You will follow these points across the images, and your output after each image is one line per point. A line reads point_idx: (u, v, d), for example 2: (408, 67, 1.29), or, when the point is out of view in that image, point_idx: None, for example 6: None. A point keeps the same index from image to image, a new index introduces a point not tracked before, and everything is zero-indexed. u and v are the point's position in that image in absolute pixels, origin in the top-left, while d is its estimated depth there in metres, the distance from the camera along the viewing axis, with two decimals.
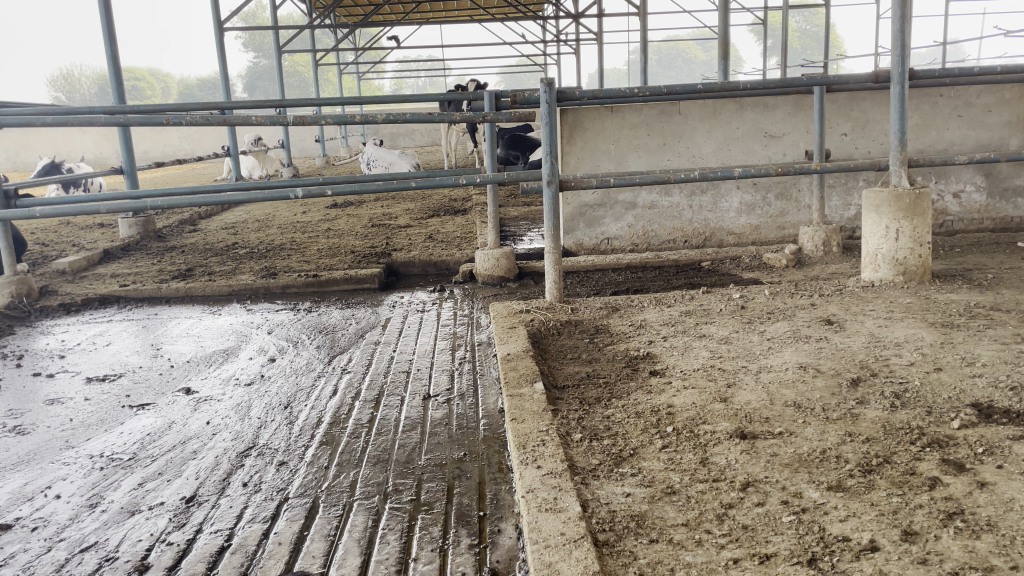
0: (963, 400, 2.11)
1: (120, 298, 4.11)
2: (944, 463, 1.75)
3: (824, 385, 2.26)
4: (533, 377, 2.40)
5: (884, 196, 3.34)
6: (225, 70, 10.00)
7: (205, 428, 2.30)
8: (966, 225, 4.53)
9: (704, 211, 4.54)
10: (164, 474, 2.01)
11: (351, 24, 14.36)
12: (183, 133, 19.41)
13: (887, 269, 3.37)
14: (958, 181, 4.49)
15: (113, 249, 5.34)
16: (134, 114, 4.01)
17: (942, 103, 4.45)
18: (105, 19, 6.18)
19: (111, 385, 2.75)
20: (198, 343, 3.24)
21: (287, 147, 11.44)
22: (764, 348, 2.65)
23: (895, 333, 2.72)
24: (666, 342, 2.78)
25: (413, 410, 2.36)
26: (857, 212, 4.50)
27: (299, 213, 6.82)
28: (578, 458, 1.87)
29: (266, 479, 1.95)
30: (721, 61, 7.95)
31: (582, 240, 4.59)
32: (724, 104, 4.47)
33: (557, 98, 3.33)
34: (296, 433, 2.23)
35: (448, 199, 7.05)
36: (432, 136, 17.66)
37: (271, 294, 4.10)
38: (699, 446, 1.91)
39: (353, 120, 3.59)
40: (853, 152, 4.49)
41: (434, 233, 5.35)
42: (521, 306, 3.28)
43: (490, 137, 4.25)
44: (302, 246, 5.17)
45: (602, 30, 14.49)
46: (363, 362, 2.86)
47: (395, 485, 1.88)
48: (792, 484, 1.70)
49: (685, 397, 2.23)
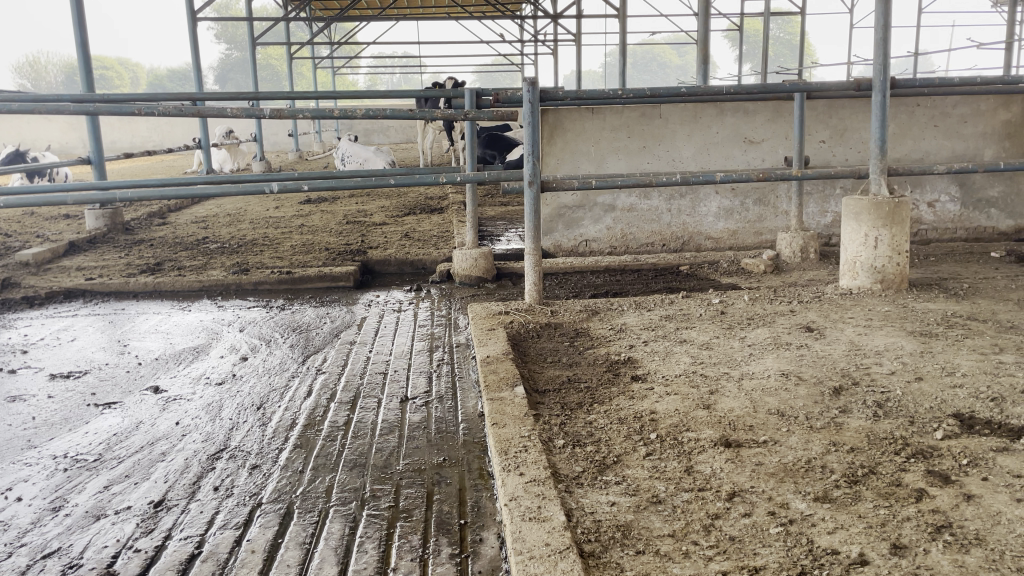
0: (944, 410, 2.10)
1: (86, 292, 3.99)
2: (930, 474, 1.74)
3: (806, 393, 2.24)
4: (514, 381, 2.35)
5: (864, 204, 3.35)
6: (198, 61, 9.83)
7: (174, 429, 2.22)
8: (939, 234, 4.58)
9: (683, 215, 4.53)
10: (131, 477, 1.93)
11: (328, 18, 14.19)
12: (152, 124, 19.09)
13: (865, 277, 3.38)
14: (933, 190, 4.53)
15: (79, 241, 5.20)
16: (105, 102, 3.89)
17: (919, 113, 4.48)
18: (75, 6, 6.02)
19: (76, 383, 2.66)
20: (167, 340, 3.15)
21: (261, 141, 11.28)
22: (745, 354, 2.63)
23: (875, 342, 2.72)
24: (647, 346, 2.76)
25: (391, 412, 2.31)
26: (834, 219, 4.52)
27: (271, 208, 6.71)
28: (561, 465, 1.83)
29: (238, 483, 1.89)
30: (700, 65, 7.94)
31: (560, 241, 4.56)
32: (704, 108, 4.46)
33: (540, 98, 3.29)
34: (270, 435, 2.17)
35: (424, 197, 6.99)
36: (406, 133, 17.55)
37: (243, 290, 4.01)
38: (683, 454, 1.88)
39: (331, 115, 3.49)
40: (830, 160, 4.51)
41: (409, 232, 5.29)
42: (500, 308, 3.24)
43: (469, 135, 4.19)
44: (275, 242, 5.08)
45: (580, 31, 14.47)
46: (338, 362, 2.80)
47: (373, 491, 1.82)
48: (778, 494, 1.67)
49: (668, 403, 2.20)
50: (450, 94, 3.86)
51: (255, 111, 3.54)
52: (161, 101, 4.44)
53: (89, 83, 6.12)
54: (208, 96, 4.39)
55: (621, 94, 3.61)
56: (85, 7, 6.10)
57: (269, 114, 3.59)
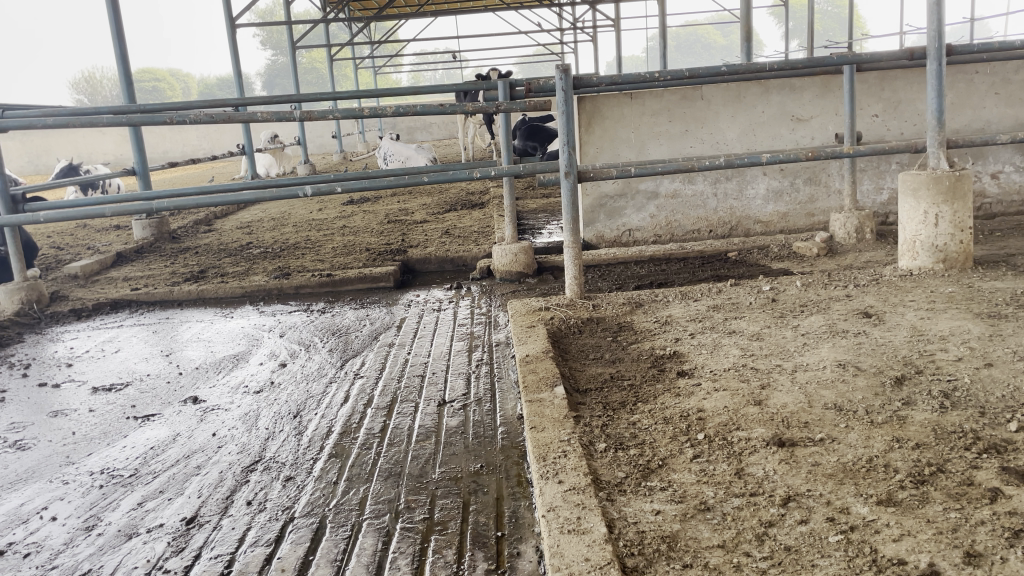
0: (1018, 399, 1.95)
1: (132, 302, 4.03)
2: (1004, 472, 1.60)
3: (866, 386, 2.10)
4: (554, 380, 2.27)
5: (922, 179, 3.16)
6: (239, 69, 9.94)
7: (210, 441, 2.19)
8: (1005, 207, 4.33)
9: (730, 199, 4.37)
10: (165, 492, 1.90)
11: (365, 18, 14.22)
12: (201, 133, 19.48)
13: (926, 257, 3.20)
14: (996, 161, 4.29)
15: (126, 251, 5.27)
16: (141, 113, 3.92)
17: (978, 80, 4.24)
18: (113, 20, 6.12)
19: (117, 395, 2.65)
20: (208, 348, 3.14)
21: (305, 144, 11.35)
22: (799, 344, 2.50)
23: (939, 326, 2.55)
24: (694, 339, 2.64)
25: (428, 418, 2.24)
26: (890, 197, 4.32)
27: (315, 211, 6.73)
28: (603, 471, 1.74)
29: (271, 496, 1.84)
30: (743, 43, 7.71)
31: (603, 232, 4.45)
32: (748, 87, 4.29)
33: (574, 85, 3.17)
34: (305, 444, 2.12)
35: (466, 192, 6.93)
36: (449, 129, 17.57)
37: (284, 295, 4.00)
38: (733, 456, 1.77)
39: (362, 113, 3.43)
40: (885, 134, 4.30)
41: (450, 228, 5.23)
42: (540, 303, 3.15)
43: (504, 128, 4.09)
44: (317, 245, 5.07)
45: (619, 17, 14.22)
46: (376, 366, 2.74)
47: (407, 502, 1.76)
48: (837, 498, 1.56)
49: (716, 400, 2.09)
50: (482, 87, 3.78)
51: (284, 114, 3.49)
52: (199, 109, 4.45)
53: (130, 94, 6.19)
54: (245, 102, 4.39)
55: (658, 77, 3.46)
56: (123, 20, 6.19)
57: (300, 116, 3.54)
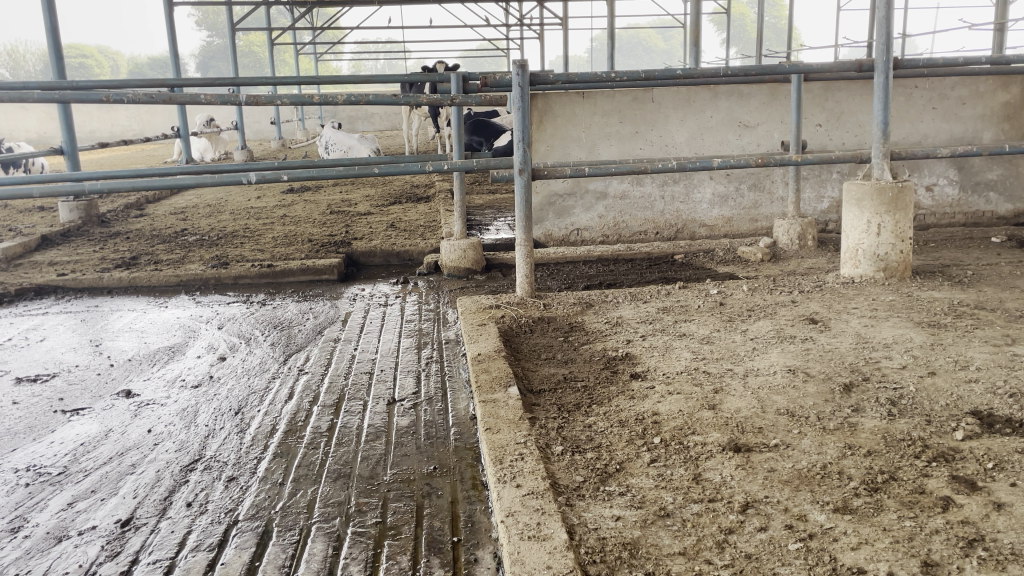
0: (961, 408, 1.99)
1: (58, 289, 3.83)
2: (954, 480, 1.63)
3: (816, 391, 2.13)
4: (508, 381, 2.23)
5: (866, 190, 3.23)
6: (175, 48, 9.59)
7: (146, 438, 2.08)
8: (938, 219, 4.48)
9: (677, 202, 4.41)
10: (98, 492, 1.79)
11: (308, 3, 13.89)
12: (132, 114, 18.81)
13: (868, 265, 3.27)
14: (931, 174, 4.43)
15: (51, 234, 5.02)
16: (74, 90, 3.72)
17: (918, 94, 4.37)
18: None
19: (43, 387, 2.50)
20: (141, 339, 3.00)
21: (243, 130, 11.04)
22: (748, 348, 2.52)
23: (882, 334, 2.61)
24: (645, 342, 2.63)
25: (377, 417, 2.18)
26: (831, 205, 4.42)
27: (253, 199, 6.54)
28: (560, 475, 1.71)
29: (213, 498, 1.75)
30: (691, 47, 7.78)
31: (551, 230, 4.43)
32: (697, 92, 4.33)
33: (530, 81, 3.13)
34: (248, 443, 2.03)
35: (411, 185, 6.86)
36: (391, 120, 17.38)
37: (222, 285, 3.86)
38: (690, 460, 1.76)
39: (311, 100, 3.31)
40: (827, 144, 4.40)
41: (395, 221, 5.14)
42: (490, 301, 3.11)
43: (455, 122, 4.03)
44: (257, 234, 4.92)
45: (567, 15, 14.22)
46: (321, 362, 2.66)
47: (358, 505, 1.70)
48: (794, 505, 1.56)
49: (671, 404, 2.08)
50: (435, 79, 3.71)
51: (229, 97, 3.34)
52: (137, 88, 4.26)
53: (60, 70, 5.90)
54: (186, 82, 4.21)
55: (614, 78, 3.46)
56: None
57: (245, 100, 3.40)
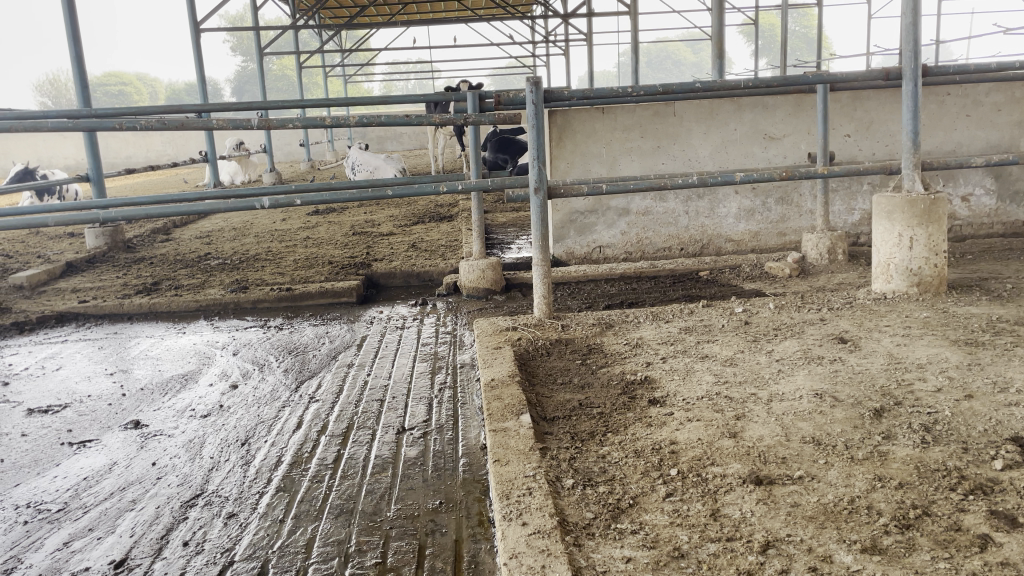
0: (1000, 434, 1.87)
1: (78, 316, 3.84)
2: (993, 516, 1.51)
3: (844, 417, 2.01)
4: (520, 408, 2.15)
5: (897, 202, 3.11)
6: (202, 74, 9.71)
7: (149, 471, 2.03)
8: (975, 230, 4.32)
9: (701, 217, 4.30)
10: (95, 531, 1.75)
11: (336, 26, 14.02)
12: (167, 139, 19.18)
13: (900, 280, 3.14)
14: (967, 184, 4.27)
15: (77, 260, 5.06)
16: (93, 118, 3.73)
17: (950, 102, 4.23)
18: (69, 23, 5.92)
19: (54, 418, 2.48)
20: (156, 367, 2.97)
21: (271, 153, 11.14)
22: (773, 371, 2.41)
23: (915, 353, 2.48)
24: (666, 364, 2.54)
25: (385, 447, 2.11)
26: (862, 218, 4.28)
27: (278, 221, 6.56)
28: (570, 512, 1.62)
29: (210, 537, 1.69)
30: (716, 59, 7.67)
31: (572, 248, 4.36)
32: (720, 104, 4.23)
33: (544, 98, 3.06)
34: (251, 476, 1.97)
35: (435, 205, 6.83)
36: (419, 139, 17.47)
37: (241, 309, 3.84)
38: (708, 494, 1.67)
39: (324, 123, 3.28)
40: (856, 155, 4.27)
41: (417, 242, 5.10)
42: (508, 323, 3.04)
43: (473, 141, 3.98)
44: (278, 257, 4.91)
45: (592, 31, 14.16)
46: (333, 389, 2.60)
47: (358, 544, 1.63)
48: (819, 544, 1.46)
49: (690, 432, 1.98)
50: (451, 99, 3.66)
51: (241, 121, 3.31)
52: (158, 114, 4.27)
53: (85, 98, 5.98)
54: (207, 108, 4.21)
55: (631, 93, 3.38)
56: (79, 23, 5.99)
57: (257, 124, 3.37)
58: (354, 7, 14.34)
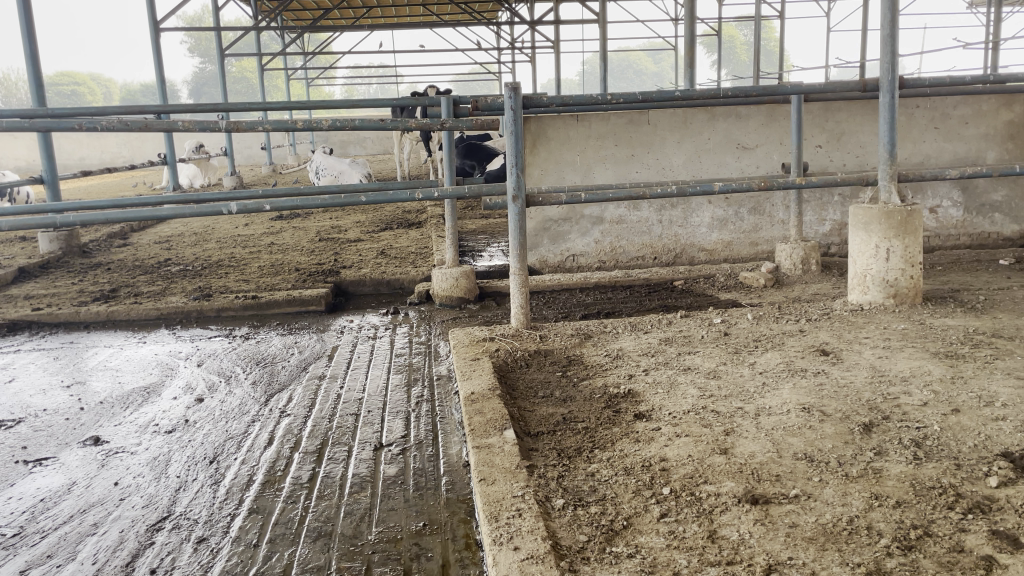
0: (991, 449, 1.85)
1: (32, 324, 3.68)
2: (995, 536, 1.48)
3: (835, 432, 1.98)
4: (504, 423, 2.08)
5: (874, 213, 3.11)
6: (161, 73, 9.47)
7: (112, 492, 1.92)
8: (943, 241, 4.36)
9: (675, 226, 4.28)
10: (53, 558, 1.63)
11: (300, 29, 13.80)
12: (123, 141, 18.79)
13: (876, 292, 3.14)
14: (935, 196, 4.31)
15: (29, 266, 4.86)
16: (50, 118, 3.57)
17: (919, 114, 4.26)
18: (23, 20, 5.72)
19: (6, 434, 2.34)
20: (115, 379, 2.84)
21: (232, 156, 10.92)
22: (758, 384, 2.37)
23: (898, 366, 2.46)
24: (648, 376, 2.49)
25: (363, 464, 2.02)
26: (832, 228, 4.30)
27: (241, 227, 6.41)
28: (562, 535, 1.55)
29: (179, 563, 1.59)
30: (685, 68, 7.68)
31: (546, 256, 4.31)
32: (694, 114, 4.22)
33: (523, 105, 3.00)
34: (221, 497, 1.87)
35: (403, 211, 6.74)
36: (383, 144, 17.31)
37: (205, 318, 3.71)
38: (703, 515, 1.61)
39: (295, 126, 3.17)
40: (828, 165, 4.29)
41: (386, 249, 5.00)
42: (484, 333, 2.96)
43: (446, 146, 3.89)
44: (243, 263, 4.77)
45: (560, 38, 14.13)
46: (304, 403, 2.50)
47: (338, 571, 1.54)
48: (821, 568, 1.41)
49: (679, 448, 1.93)
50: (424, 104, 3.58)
51: (208, 123, 3.18)
52: (117, 115, 4.11)
53: (39, 96, 5.76)
54: (168, 109, 4.06)
55: (609, 100, 3.33)
56: (35, 20, 5.79)
57: (224, 126, 3.24)
58: (319, 9, 14.13)
